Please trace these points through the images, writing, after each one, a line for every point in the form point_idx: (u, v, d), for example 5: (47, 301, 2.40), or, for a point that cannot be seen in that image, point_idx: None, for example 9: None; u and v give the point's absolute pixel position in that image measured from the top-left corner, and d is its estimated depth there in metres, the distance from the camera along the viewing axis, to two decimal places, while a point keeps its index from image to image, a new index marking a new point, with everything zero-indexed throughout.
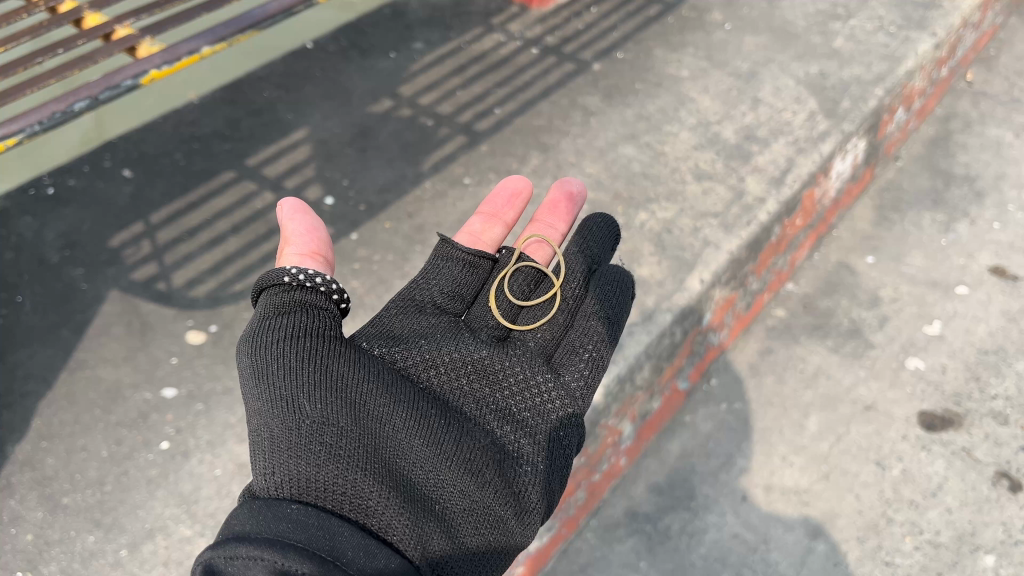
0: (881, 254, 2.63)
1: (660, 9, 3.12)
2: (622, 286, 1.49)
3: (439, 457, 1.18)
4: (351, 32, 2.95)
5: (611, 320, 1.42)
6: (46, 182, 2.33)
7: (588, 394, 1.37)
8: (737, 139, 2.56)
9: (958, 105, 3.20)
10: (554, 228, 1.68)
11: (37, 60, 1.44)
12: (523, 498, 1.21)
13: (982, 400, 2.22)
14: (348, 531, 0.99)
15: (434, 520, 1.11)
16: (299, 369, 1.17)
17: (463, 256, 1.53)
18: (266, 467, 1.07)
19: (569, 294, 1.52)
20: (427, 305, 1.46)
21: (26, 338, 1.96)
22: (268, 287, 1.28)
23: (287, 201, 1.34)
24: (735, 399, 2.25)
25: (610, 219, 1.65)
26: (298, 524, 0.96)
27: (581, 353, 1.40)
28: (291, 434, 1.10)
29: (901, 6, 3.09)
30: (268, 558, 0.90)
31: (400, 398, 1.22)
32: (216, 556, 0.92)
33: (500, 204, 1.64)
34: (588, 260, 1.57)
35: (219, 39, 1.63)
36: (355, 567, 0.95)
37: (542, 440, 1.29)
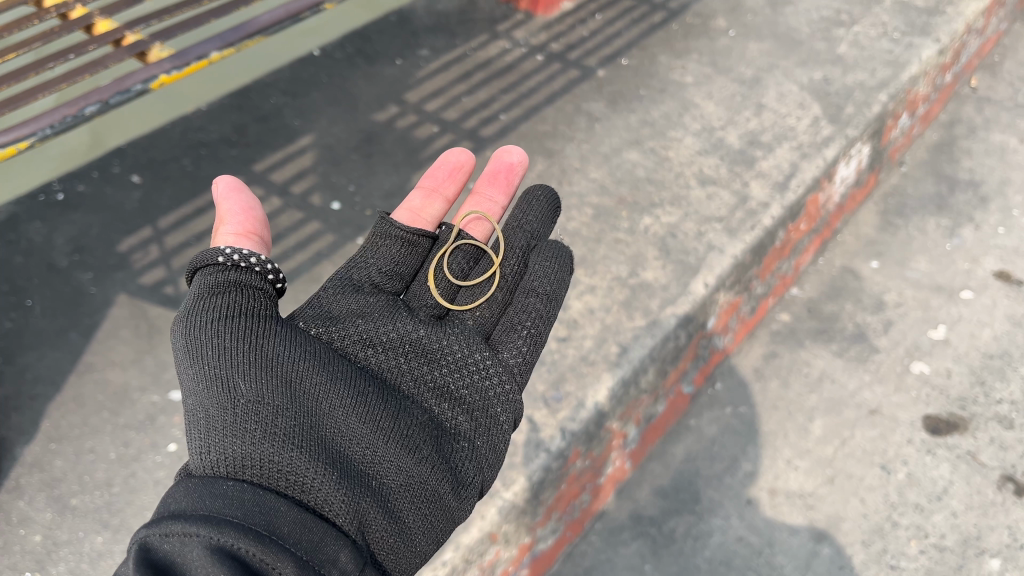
0: (885, 258, 2.63)
1: (664, 16, 3.14)
2: (560, 258, 1.51)
3: (377, 433, 1.20)
4: (356, 39, 2.98)
5: (549, 296, 1.45)
6: (56, 188, 2.35)
7: (525, 370, 1.39)
8: (741, 144, 2.57)
9: (962, 111, 3.21)
10: (494, 202, 1.71)
11: (48, 65, 1.46)
12: (459, 474, 1.24)
13: (987, 405, 2.22)
14: (285, 507, 1.01)
15: (372, 493, 1.12)
16: (236, 350, 1.19)
17: (401, 234, 1.51)
18: (201, 446, 1.08)
19: (508, 272, 1.55)
20: (364, 284, 1.45)
21: (35, 341, 1.97)
22: (202, 267, 1.30)
23: (222, 179, 1.36)
24: (741, 402, 2.25)
25: (551, 191, 1.67)
26: (234, 500, 0.98)
27: (520, 330, 1.42)
28: (225, 413, 1.11)
29: (905, 12, 3.10)
30: (204, 533, 0.92)
31: (336, 376, 1.24)
32: (152, 534, 0.92)
33: (440, 177, 1.64)
34: (527, 236, 1.61)
35: (228, 44, 1.64)
36: (294, 540, 0.97)
37: (478, 418, 1.32)
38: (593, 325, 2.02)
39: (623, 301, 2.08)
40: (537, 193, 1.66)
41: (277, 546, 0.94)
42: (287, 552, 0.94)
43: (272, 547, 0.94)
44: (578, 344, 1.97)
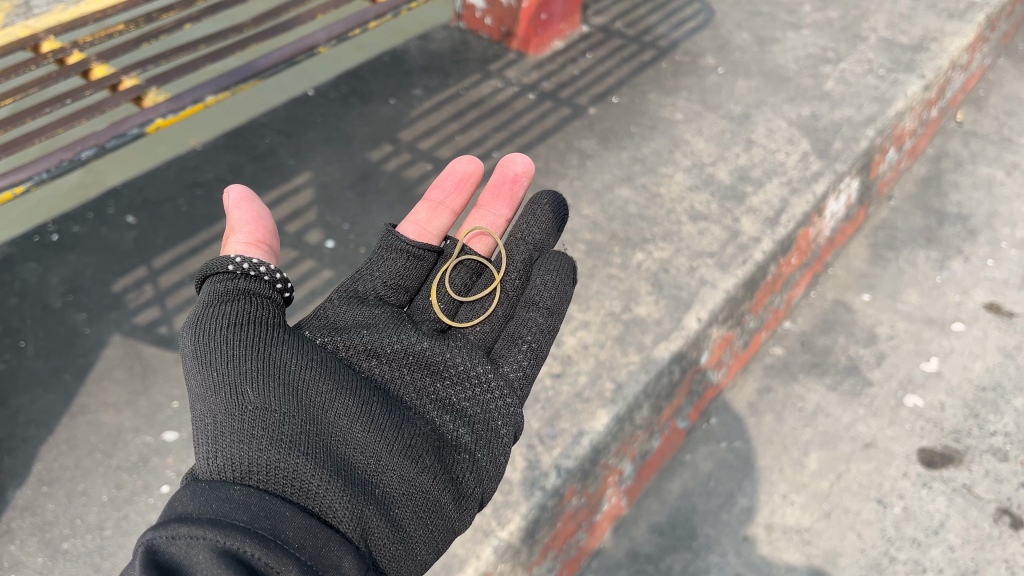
0: (877, 291, 2.65)
1: (654, 54, 3.19)
2: (565, 271, 1.51)
3: (381, 443, 1.20)
4: (351, 79, 3.02)
5: (551, 310, 1.44)
6: (50, 229, 2.36)
7: (526, 385, 1.39)
8: (731, 180, 2.59)
9: (949, 145, 3.26)
10: (499, 215, 1.72)
11: (45, 110, 1.47)
12: (460, 485, 1.24)
13: (981, 437, 2.22)
14: (290, 513, 1.01)
15: (375, 501, 1.13)
16: (243, 356, 1.20)
17: (406, 247, 1.51)
18: (207, 450, 1.08)
19: (509, 286, 1.56)
20: (370, 297, 1.47)
21: (29, 383, 1.97)
22: (213, 274, 1.31)
23: (234, 188, 1.37)
24: (735, 437, 2.25)
25: (558, 198, 1.68)
26: (240, 505, 0.99)
27: (521, 344, 1.42)
28: (233, 417, 1.12)
29: (890, 48, 3.16)
30: (211, 536, 0.92)
31: (341, 385, 1.25)
32: (158, 536, 0.92)
33: (448, 189, 1.65)
34: (529, 249, 1.61)
35: (222, 88, 1.66)
36: (298, 545, 0.98)
37: (480, 430, 1.32)
38: (588, 361, 2.02)
39: (617, 337, 2.09)
40: (542, 201, 1.67)
41: (283, 552, 0.95)
42: (292, 558, 0.95)
43: (277, 553, 0.94)
44: (572, 381, 1.98)
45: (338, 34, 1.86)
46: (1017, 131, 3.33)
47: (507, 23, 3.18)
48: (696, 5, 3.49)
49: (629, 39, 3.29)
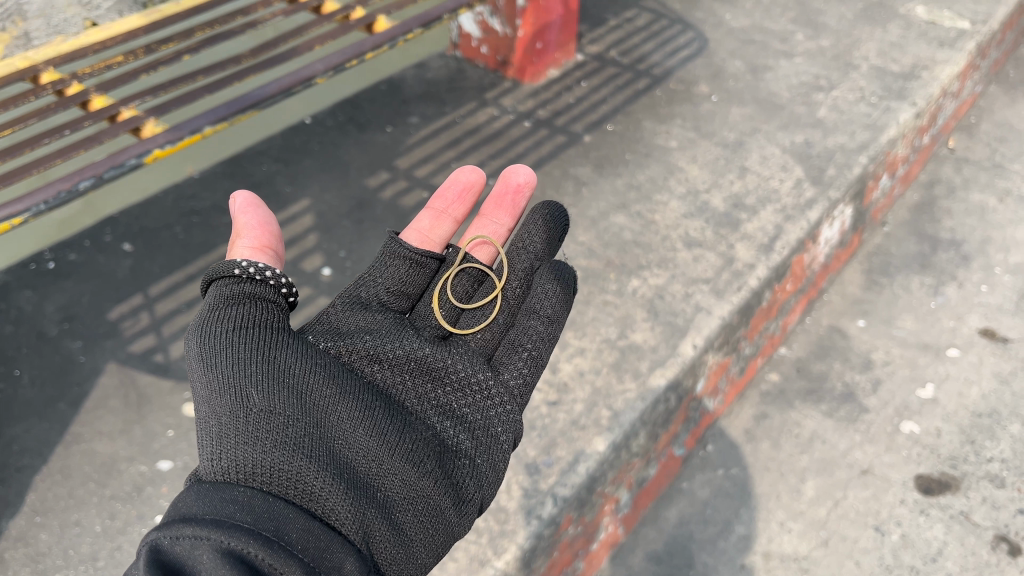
0: (871, 317, 2.66)
1: (648, 82, 3.23)
2: (565, 281, 1.52)
3: (383, 447, 1.21)
4: (348, 108, 3.04)
5: (551, 318, 1.46)
6: (47, 257, 2.37)
7: (525, 392, 1.41)
8: (726, 207, 2.61)
9: (941, 172, 3.29)
10: (500, 224, 1.72)
11: (44, 141, 1.48)
12: (460, 490, 1.25)
13: (977, 463, 2.22)
14: (293, 514, 1.02)
15: (377, 505, 1.13)
16: (248, 359, 1.20)
17: (408, 255, 1.54)
18: (211, 451, 1.09)
19: (510, 293, 1.57)
20: (373, 302, 1.48)
21: (23, 412, 1.96)
22: (218, 278, 1.32)
23: (240, 194, 1.39)
24: (732, 464, 2.25)
25: (560, 208, 1.68)
26: (244, 506, 1.00)
27: (521, 352, 1.43)
28: (237, 419, 1.13)
29: (882, 76, 3.19)
30: (215, 537, 0.93)
31: (344, 389, 1.25)
32: (163, 536, 0.93)
33: (451, 198, 1.66)
34: (531, 257, 1.62)
35: (220, 119, 1.67)
36: (302, 547, 0.99)
37: (480, 437, 1.33)
38: (584, 389, 2.02)
39: (613, 364, 2.09)
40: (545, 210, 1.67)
41: (285, 554, 0.96)
42: (294, 559, 0.96)
43: (281, 554, 0.95)
44: (568, 408, 1.98)
45: (335, 65, 1.87)
46: (1009, 157, 3.36)
47: (503, 52, 3.21)
48: (690, 33, 3.54)
49: (624, 67, 3.33)
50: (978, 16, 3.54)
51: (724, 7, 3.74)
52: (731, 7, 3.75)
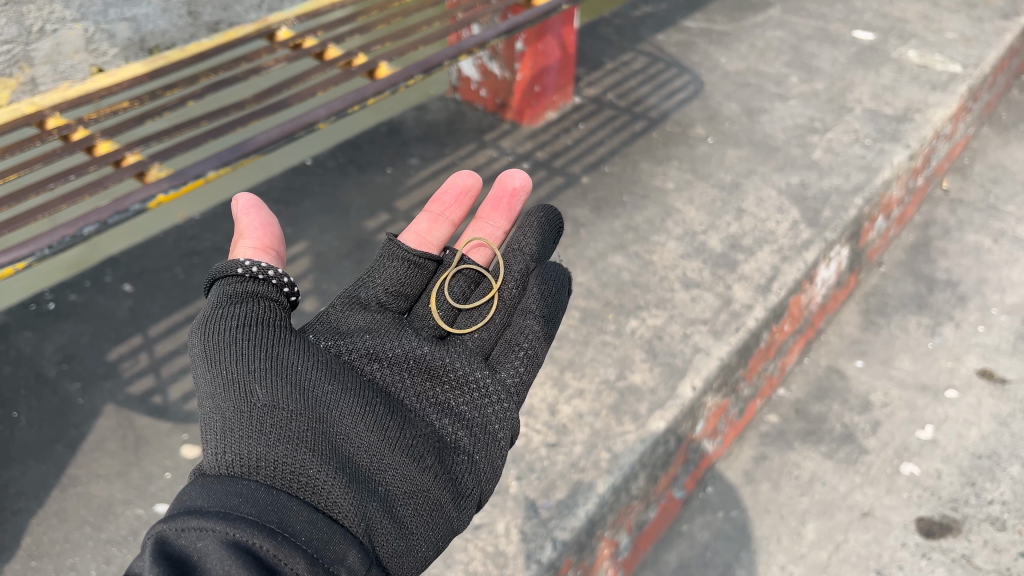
0: (869, 358, 2.67)
1: (645, 125, 3.27)
2: (558, 280, 1.57)
3: (383, 443, 1.23)
4: (348, 150, 3.08)
5: (545, 317, 1.50)
6: (47, 297, 2.38)
7: (523, 390, 1.43)
8: (723, 248, 2.63)
9: (936, 213, 3.32)
10: (496, 228, 1.78)
11: (49, 186, 1.50)
12: (459, 485, 1.27)
13: (978, 505, 2.21)
14: (296, 508, 1.05)
15: (377, 498, 1.16)
16: (253, 356, 1.23)
17: (406, 255, 1.56)
18: (216, 445, 1.12)
19: (508, 293, 1.60)
20: (372, 303, 1.51)
21: (20, 455, 1.95)
22: (221, 277, 1.35)
23: (242, 196, 1.42)
24: (732, 506, 2.24)
25: (553, 211, 1.72)
26: (248, 499, 1.03)
27: (518, 350, 1.47)
28: (242, 414, 1.16)
29: (875, 119, 3.24)
30: (220, 529, 0.97)
31: (346, 386, 1.28)
32: (168, 528, 0.97)
33: (447, 203, 1.72)
34: (526, 259, 1.65)
35: (224, 163, 1.70)
36: (305, 538, 1.02)
37: (478, 434, 1.35)
38: (583, 431, 2.02)
39: (613, 406, 2.09)
40: (538, 214, 1.71)
41: (289, 545, 0.99)
42: (297, 550, 0.99)
43: (283, 545, 0.99)
44: (568, 451, 1.98)
45: (337, 111, 1.90)
46: (1003, 198, 3.39)
47: (502, 94, 3.26)
48: (686, 76, 3.59)
49: (621, 109, 3.37)
50: (969, 60, 3.60)
51: (719, 51, 3.80)
52: (727, 50, 3.81)
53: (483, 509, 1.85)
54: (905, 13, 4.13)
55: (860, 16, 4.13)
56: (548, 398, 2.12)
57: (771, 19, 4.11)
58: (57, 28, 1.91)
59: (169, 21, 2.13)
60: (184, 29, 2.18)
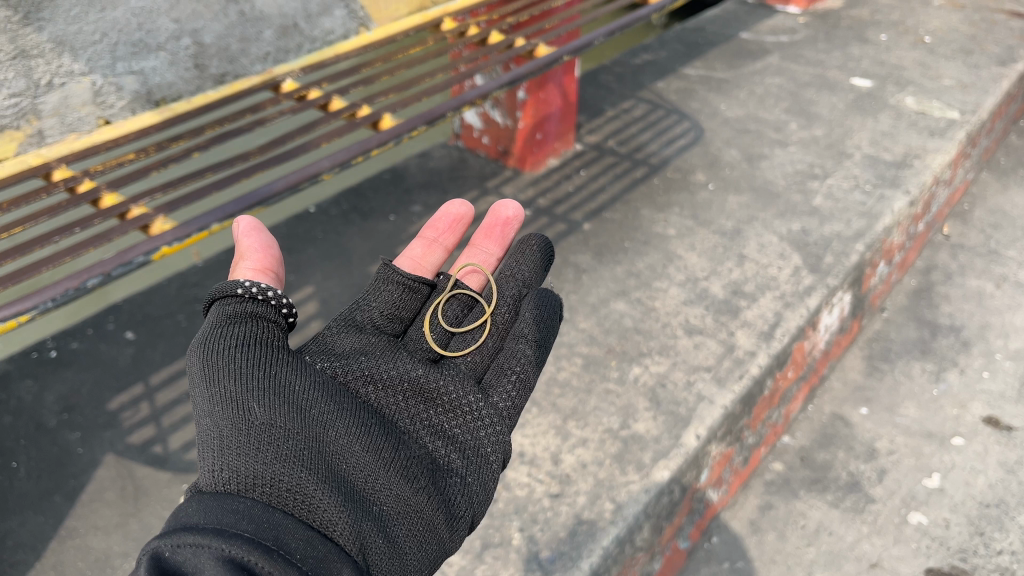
0: (874, 405, 2.65)
1: (646, 171, 3.30)
2: (550, 308, 1.55)
3: (378, 463, 1.22)
4: (352, 198, 3.11)
5: (537, 343, 1.48)
6: (49, 345, 2.38)
7: (514, 415, 1.42)
8: (725, 294, 2.63)
9: (937, 258, 3.33)
10: (490, 254, 1.76)
11: (54, 239, 1.51)
12: (452, 508, 1.26)
13: (987, 555, 2.17)
14: (290, 526, 1.04)
15: (372, 518, 1.15)
16: (251, 373, 1.22)
17: (402, 280, 1.58)
18: (212, 461, 1.11)
19: (500, 319, 1.60)
20: (366, 325, 1.51)
21: (18, 506, 1.94)
22: (220, 297, 1.34)
23: (243, 216, 1.38)
24: (737, 557, 2.21)
25: (546, 240, 1.71)
26: (243, 516, 1.01)
27: (510, 375, 1.45)
28: (239, 432, 1.15)
29: (874, 165, 3.26)
30: (217, 546, 0.95)
31: (342, 406, 1.27)
32: (163, 544, 0.95)
33: (442, 229, 1.71)
34: (518, 285, 1.66)
35: (228, 216, 1.71)
36: (299, 556, 1.01)
37: (471, 456, 1.34)
38: (587, 481, 2.00)
39: (616, 455, 2.07)
40: (531, 243, 1.71)
41: (284, 562, 0.98)
42: (291, 566, 0.98)
43: (277, 562, 0.97)
44: (571, 501, 1.95)
45: (341, 162, 1.91)
46: (1003, 243, 3.40)
47: (504, 142, 3.29)
48: (686, 123, 3.63)
49: (621, 156, 3.41)
50: (967, 106, 3.64)
51: (719, 98, 3.85)
52: (726, 97, 3.86)
53: (485, 562, 1.83)
54: (902, 61, 4.19)
55: (857, 64, 4.18)
56: (551, 447, 2.11)
57: (769, 66, 4.17)
58: (65, 81, 1.86)
59: (176, 74, 2.05)
60: (190, 82, 2.09)
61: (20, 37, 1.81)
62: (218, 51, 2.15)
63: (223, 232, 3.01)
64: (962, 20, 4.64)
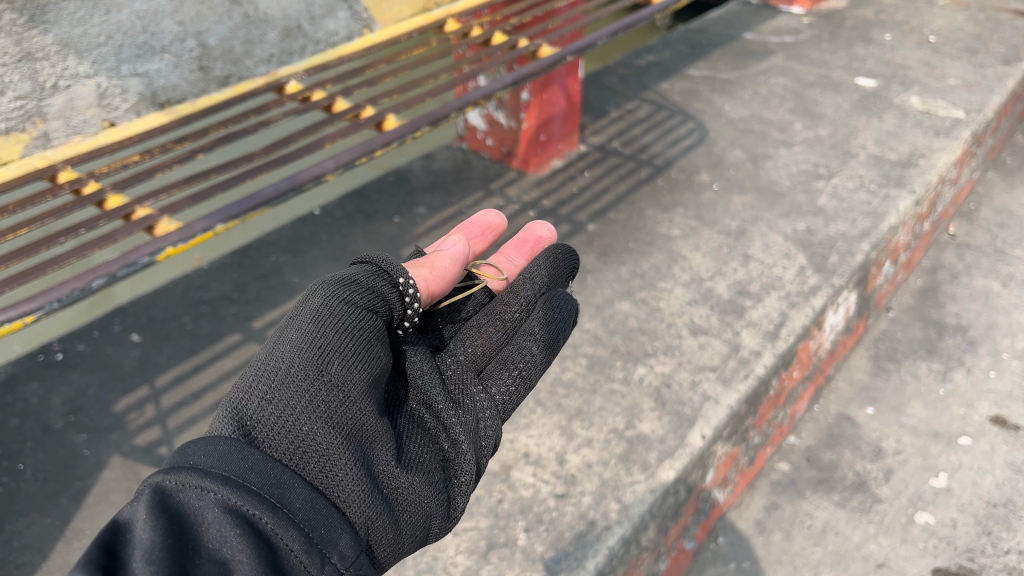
0: (880, 405, 2.64)
1: (650, 172, 3.30)
2: (566, 310, 1.52)
3: None
4: (356, 200, 3.12)
5: (545, 344, 1.46)
6: (55, 347, 2.40)
7: (508, 409, 1.41)
8: (730, 294, 2.62)
9: (943, 257, 3.32)
10: (515, 265, 1.78)
11: (60, 241, 1.51)
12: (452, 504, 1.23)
13: (994, 555, 2.16)
14: (300, 484, 1.01)
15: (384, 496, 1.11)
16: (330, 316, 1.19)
17: None
18: (248, 393, 1.08)
19: (508, 314, 1.55)
20: None
21: (25, 507, 1.94)
22: (369, 260, 1.35)
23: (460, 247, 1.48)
24: (744, 557, 2.21)
25: (569, 251, 1.70)
26: (257, 463, 0.99)
27: (511, 369, 1.44)
28: (294, 374, 1.11)
29: (879, 164, 3.26)
30: (222, 493, 0.92)
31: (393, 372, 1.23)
32: (168, 481, 0.92)
33: (474, 233, 1.73)
34: (538, 286, 1.59)
35: (232, 217, 1.71)
36: (302, 517, 0.98)
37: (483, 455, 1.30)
38: (592, 481, 2.00)
39: (621, 455, 2.07)
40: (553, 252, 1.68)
41: (287, 522, 0.95)
42: (291, 527, 0.95)
43: (279, 521, 0.94)
44: (576, 501, 1.95)
45: (346, 162, 1.92)
46: (1010, 242, 3.39)
47: (508, 144, 3.30)
48: (690, 124, 3.63)
49: (625, 157, 3.40)
50: (972, 105, 3.64)
51: (723, 99, 3.84)
52: (730, 98, 3.85)
53: (491, 562, 1.82)
54: (907, 60, 4.18)
55: (862, 63, 4.18)
56: (556, 447, 2.11)
57: (774, 66, 4.17)
58: (70, 84, 1.87)
59: (180, 76, 2.07)
60: (195, 84, 2.10)
61: (25, 40, 1.82)
62: (222, 53, 2.17)
63: (226, 235, 3.04)
64: (966, 19, 4.63)
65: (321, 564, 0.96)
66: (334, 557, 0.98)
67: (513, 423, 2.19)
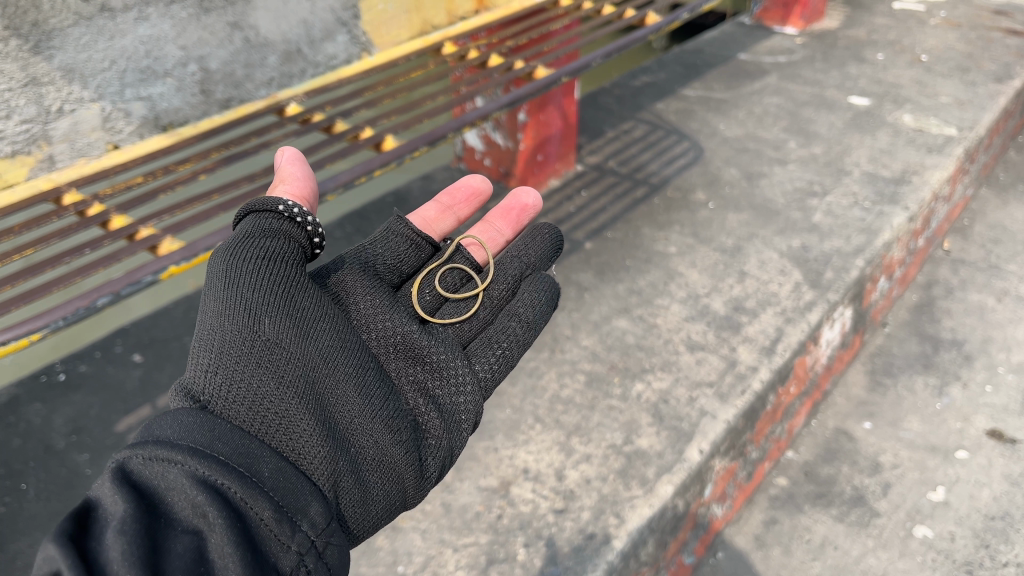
0: (878, 419, 2.66)
1: (646, 191, 3.33)
2: (548, 294, 1.60)
3: (368, 409, 1.27)
4: (355, 220, 3.15)
5: (529, 325, 1.52)
6: (58, 368, 2.42)
7: (490, 387, 1.45)
8: (726, 310, 2.65)
9: (938, 273, 3.35)
10: (500, 234, 1.83)
11: (65, 260, 1.54)
12: (423, 467, 1.30)
13: (993, 568, 2.17)
14: (266, 455, 1.10)
15: (347, 457, 1.20)
16: (268, 291, 1.29)
17: (411, 235, 1.63)
18: (202, 366, 1.16)
19: (495, 293, 1.62)
20: (371, 269, 1.56)
21: (27, 527, 1.95)
22: (257, 211, 1.44)
23: (287, 150, 1.53)
24: (744, 572, 2.22)
25: (554, 232, 1.75)
26: (220, 436, 1.07)
27: (495, 348, 1.48)
28: (244, 348, 1.20)
29: (874, 181, 3.29)
30: (189, 465, 1.00)
31: (344, 342, 1.32)
32: (134, 456, 0.99)
33: (458, 199, 1.80)
34: (522, 266, 1.68)
35: None
36: (269, 486, 1.06)
37: (450, 420, 1.36)
38: (591, 496, 2.01)
39: (620, 470, 2.09)
40: (542, 232, 1.74)
41: (256, 491, 1.03)
42: (259, 493, 1.03)
43: (248, 488, 1.03)
44: (575, 516, 1.96)
45: (345, 182, 1.95)
46: (1004, 258, 3.42)
47: (506, 164, 3.35)
48: (685, 143, 3.67)
49: (622, 176, 3.44)
50: (964, 123, 3.68)
51: (718, 118, 3.89)
52: (725, 117, 3.89)
53: None
54: (899, 79, 4.23)
55: (855, 82, 4.23)
56: (555, 463, 2.13)
57: (768, 86, 4.22)
58: (75, 108, 1.91)
59: (183, 99, 2.12)
60: (197, 107, 2.17)
61: (31, 65, 1.81)
62: (224, 77, 2.20)
63: None
64: (958, 38, 4.68)
65: (291, 533, 1.04)
66: (304, 525, 1.06)
67: (512, 439, 2.20)
